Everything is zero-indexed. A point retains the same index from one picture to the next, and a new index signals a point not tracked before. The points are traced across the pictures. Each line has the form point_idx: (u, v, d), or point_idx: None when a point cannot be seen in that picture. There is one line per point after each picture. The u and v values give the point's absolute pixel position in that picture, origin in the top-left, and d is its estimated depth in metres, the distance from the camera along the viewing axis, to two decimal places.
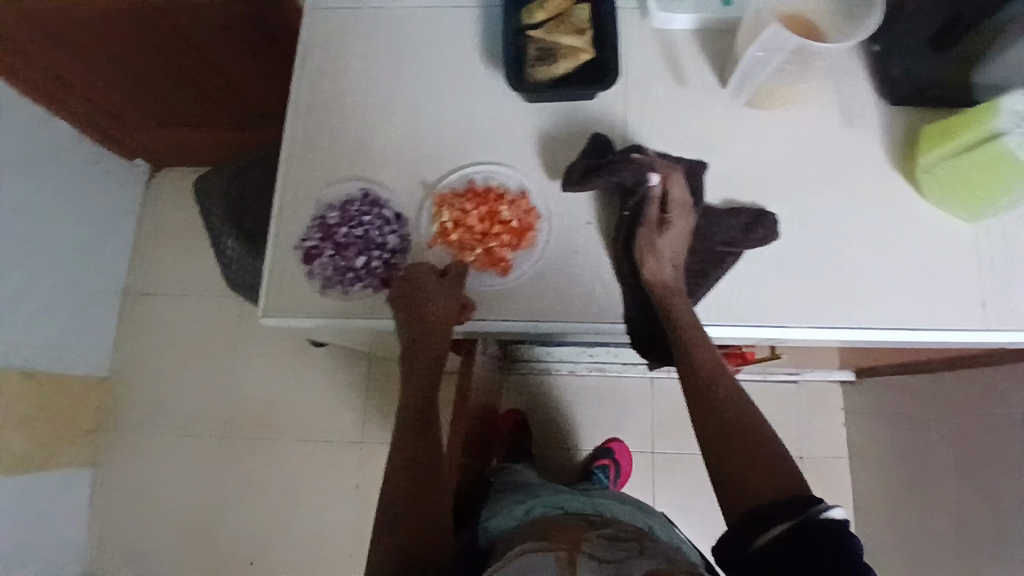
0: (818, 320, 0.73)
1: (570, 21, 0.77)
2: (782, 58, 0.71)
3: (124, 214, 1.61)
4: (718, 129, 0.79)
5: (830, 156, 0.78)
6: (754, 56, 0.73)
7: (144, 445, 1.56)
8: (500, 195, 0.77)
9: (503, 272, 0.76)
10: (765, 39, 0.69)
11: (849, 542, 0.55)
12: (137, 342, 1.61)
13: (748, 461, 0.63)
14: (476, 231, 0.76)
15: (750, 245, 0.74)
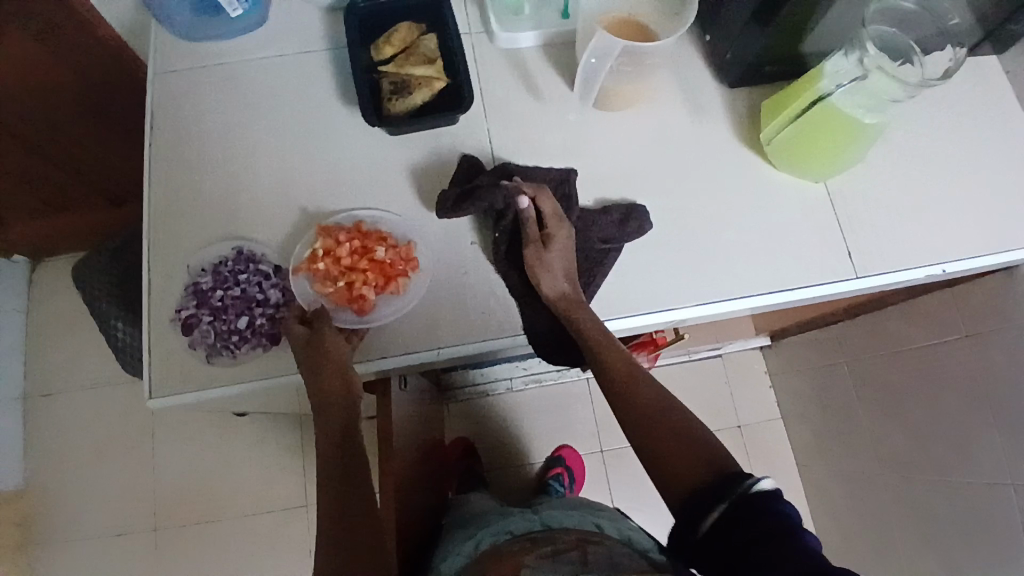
0: (705, 297, 0.77)
1: (419, 53, 0.80)
2: (615, 61, 0.76)
3: (4, 319, 1.50)
4: (578, 133, 0.82)
5: (686, 142, 0.83)
6: (590, 63, 0.77)
7: (68, 558, 1.44)
8: (380, 235, 0.76)
9: (358, 308, 0.74)
10: (594, 45, 0.74)
11: (778, 505, 0.58)
12: (42, 452, 1.49)
13: (679, 453, 0.65)
14: (343, 266, 0.74)
15: (628, 238, 0.77)
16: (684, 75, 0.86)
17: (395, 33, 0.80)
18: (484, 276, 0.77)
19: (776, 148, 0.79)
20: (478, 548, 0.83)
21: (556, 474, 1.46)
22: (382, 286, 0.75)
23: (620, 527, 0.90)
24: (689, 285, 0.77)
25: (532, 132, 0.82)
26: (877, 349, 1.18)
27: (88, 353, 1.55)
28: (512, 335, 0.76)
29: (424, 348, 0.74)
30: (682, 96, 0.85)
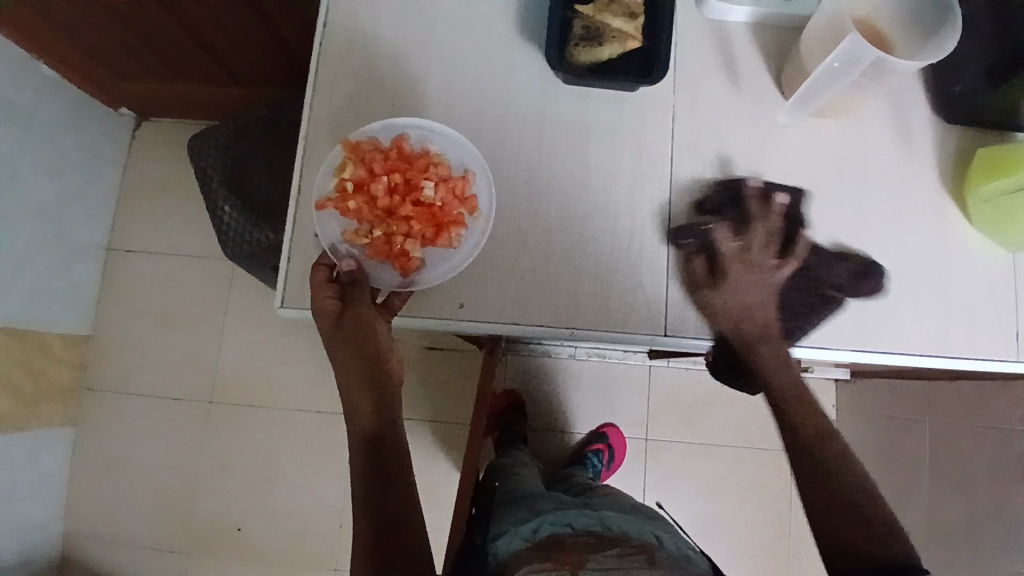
0: (862, 344, 0.74)
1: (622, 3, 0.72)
2: (861, 70, 0.68)
3: (106, 170, 1.53)
4: (772, 135, 0.77)
5: (881, 174, 0.77)
6: (831, 67, 0.69)
7: (124, 407, 1.51)
8: (422, 169, 0.73)
9: (406, 263, 0.72)
10: (841, 47, 0.66)
11: None
12: (114, 305, 1.54)
13: (873, 533, 0.66)
14: (382, 204, 0.72)
15: (857, 295, 0.74)
16: (900, 101, 0.79)
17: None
18: (635, 269, 0.74)
19: (986, 209, 0.73)
20: (535, 535, 0.83)
21: (595, 451, 1.45)
22: (432, 233, 0.73)
23: (678, 543, 0.87)
24: (847, 326, 0.74)
25: (709, 118, 0.78)
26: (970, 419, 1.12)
27: (175, 219, 1.58)
28: (652, 334, 0.73)
29: (560, 326, 0.73)
30: (890, 122, 0.78)
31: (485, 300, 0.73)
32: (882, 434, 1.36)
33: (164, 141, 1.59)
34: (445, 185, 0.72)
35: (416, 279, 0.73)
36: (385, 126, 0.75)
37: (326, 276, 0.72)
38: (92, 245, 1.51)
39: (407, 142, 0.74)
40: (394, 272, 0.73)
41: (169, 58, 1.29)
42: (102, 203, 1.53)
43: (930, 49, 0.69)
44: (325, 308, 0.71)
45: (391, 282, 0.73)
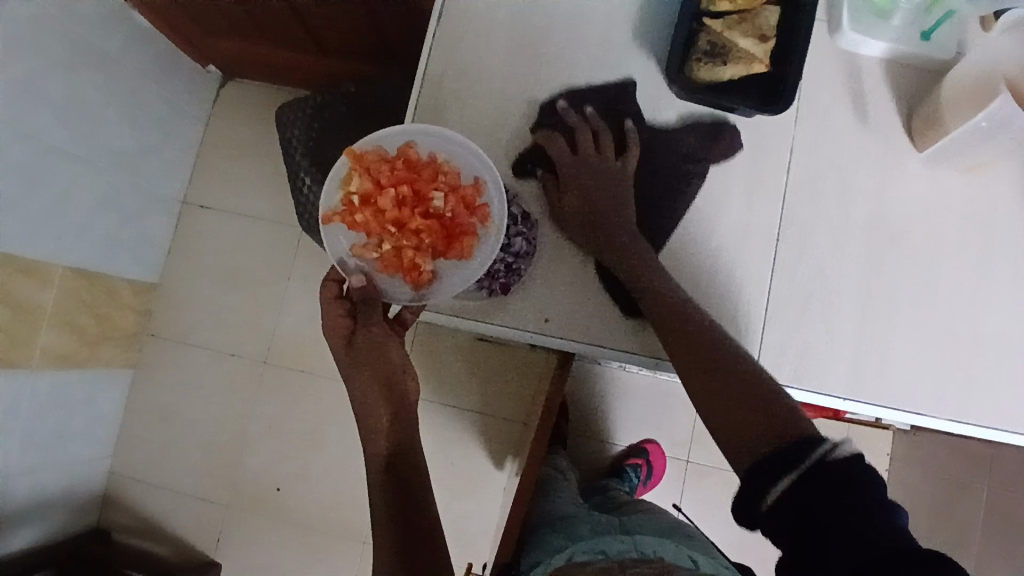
0: (962, 415, 0.75)
1: (755, 22, 0.72)
2: (1005, 134, 0.69)
3: (188, 126, 1.57)
4: (893, 187, 0.78)
5: (1005, 242, 0.77)
6: (976, 126, 0.69)
7: (181, 358, 1.57)
8: (432, 180, 0.72)
9: (417, 275, 0.73)
10: (987, 109, 0.66)
11: (864, 469, 0.59)
12: (181, 259, 1.60)
13: (765, 424, 0.64)
14: (387, 217, 0.72)
15: (714, 159, 0.79)
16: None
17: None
18: (732, 309, 0.77)
19: None
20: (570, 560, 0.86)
21: (634, 466, 1.43)
22: (443, 245, 0.73)
23: (715, 567, 0.88)
24: (942, 390, 0.75)
25: (827, 155, 0.79)
26: None
27: (248, 182, 1.61)
28: None
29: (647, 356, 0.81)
30: (1019, 184, 0.77)
31: (581, 319, 0.81)
32: (940, 494, 1.29)
33: (246, 105, 1.62)
34: (454, 198, 0.73)
35: (429, 292, 0.74)
36: (392, 134, 0.76)
37: (335, 292, 0.82)
38: (168, 198, 1.56)
39: (413, 151, 0.74)
40: (405, 286, 0.74)
41: (262, 25, 1.31)
42: (182, 159, 1.58)
43: None
44: (339, 326, 0.82)
45: (404, 296, 0.75)
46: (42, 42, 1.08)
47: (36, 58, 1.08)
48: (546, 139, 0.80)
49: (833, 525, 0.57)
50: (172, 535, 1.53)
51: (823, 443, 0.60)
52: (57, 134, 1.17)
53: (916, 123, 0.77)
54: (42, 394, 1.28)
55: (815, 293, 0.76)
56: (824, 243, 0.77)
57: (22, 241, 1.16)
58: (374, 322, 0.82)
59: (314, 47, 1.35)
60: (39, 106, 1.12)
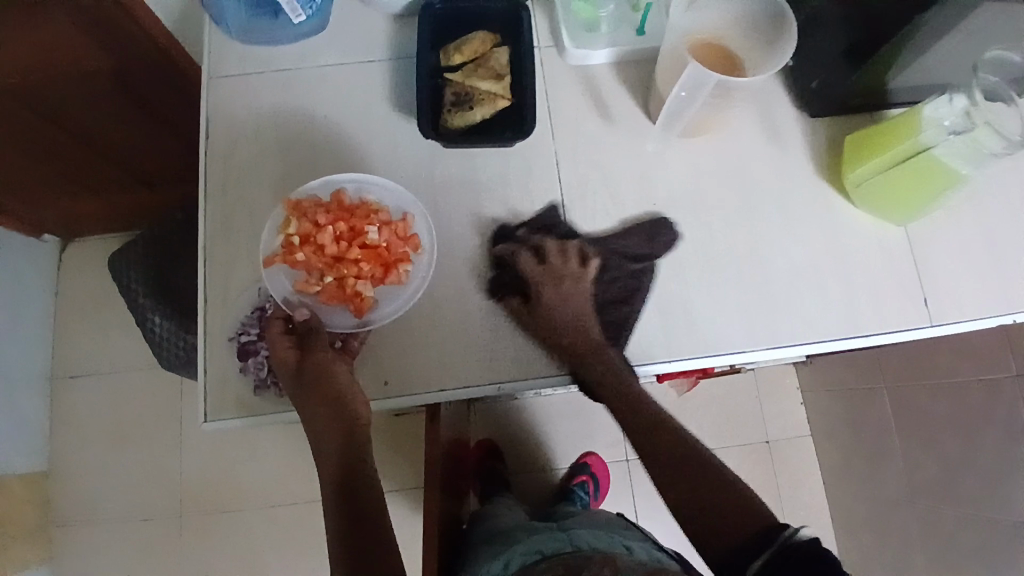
0: (776, 343, 0.75)
1: (488, 65, 0.77)
2: (706, 95, 0.71)
3: (37, 298, 1.50)
4: (651, 162, 0.80)
5: (764, 174, 0.80)
6: (679, 97, 0.73)
7: (95, 537, 1.45)
8: (367, 214, 0.73)
9: (358, 304, 0.72)
10: (684, 77, 0.69)
11: (825, 555, 0.59)
12: (67, 434, 1.49)
13: (728, 505, 0.65)
14: (328, 253, 0.71)
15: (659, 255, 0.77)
16: (768, 106, 0.82)
17: (469, 42, 0.78)
18: None
19: (861, 191, 0.76)
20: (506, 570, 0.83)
21: (580, 481, 1.44)
22: (381, 272, 0.73)
23: (650, 548, 0.88)
24: (760, 323, 0.75)
25: (586, 153, 0.80)
26: (923, 375, 1.15)
27: (115, 334, 1.54)
28: (577, 372, 0.73)
29: (486, 383, 0.73)
30: (764, 123, 0.81)
31: (406, 373, 0.73)
32: (848, 407, 1.38)
33: (91, 259, 1.57)
34: (388, 228, 0.73)
35: (372, 317, 0.73)
36: (323, 182, 0.76)
37: (282, 327, 0.71)
38: (35, 377, 1.47)
39: (345, 195, 0.74)
40: (348, 314, 0.73)
41: (79, 179, 1.29)
42: (40, 332, 1.50)
43: (773, 58, 0.72)
44: (284, 360, 0.69)
45: (347, 325, 0.72)
46: None
47: None
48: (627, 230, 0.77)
49: None
50: None
51: (788, 531, 0.61)
52: None
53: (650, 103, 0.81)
54: None
55: (618, 272, 0.76)
56: (608, 223, 0.78)
57: None
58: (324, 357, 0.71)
59: (137, 184, 1.34)
60: None
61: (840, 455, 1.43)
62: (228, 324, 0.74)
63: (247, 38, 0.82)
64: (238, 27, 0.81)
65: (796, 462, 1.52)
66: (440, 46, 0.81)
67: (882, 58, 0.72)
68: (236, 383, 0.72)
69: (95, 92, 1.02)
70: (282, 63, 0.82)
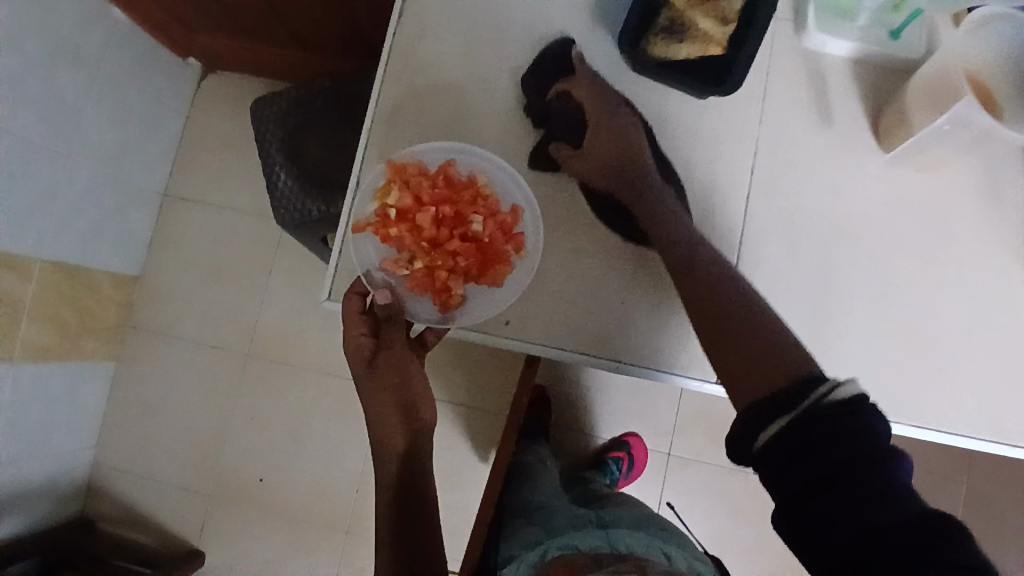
0: (918, 420, 0.70)
1: (719, 4, 0.68)
2: (968, 135, 0.66)
3: (170, 117, 1.55)
4: (853, 185, 0.73)
5: (966, 239, 0.72)
6: (938, 128, 0.66)
7: (163, 350, 1.56)
8: (473, 200, 0.73)
9: (448, 296, 0.73)
10: (954, 108, 0.63)
11: (870, 423, 0.54)
12: (162, 250, 1.58)
13: (773, 374, 0.60)
14: (425, 235, 0.72)
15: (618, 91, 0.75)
16: (999, 166, 0.73)
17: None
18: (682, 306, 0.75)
19: None
20: (542, 559, 0.92)
21: (615, 457, 1.43)
22: (476, 268, 0.73)
23: (689, 559, 0.94)
24: (907, 391, 0.70)
25: (787, 155, 0.73)
26: None
27: (229, 172, 1.59)
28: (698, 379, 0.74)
29: (605, 356, 0.74)
30: (987, 184, 0.73)
31: (530, 319, 0.74)
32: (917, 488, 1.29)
33: (226, 94, 1.60)
34: (493, 222, 0.72)
35: (456, 315, 0.73)
36: (431, 149, 0.74)
37: (359, 306, 0.73)
38: (150, 190, 1.55)
39: (454, 170, 0.73)
40: (432, 306, 0.74)
41: (239, 15, 1.29)
42: (164, 150, 1.56)
43: None
44: (359, 345, 0.75)
45: (429, 316, 0.73)
46: (19, 34, 1.05)
47: (16, 49, 1.06)
48: (569, 84, 0.74)
49: (818, 478, 0.53)
50: (158, 525, 1.54)
51: (825, 388, 0.56)
52: (38, 131, 1.16)
53: (881, 122, 0.73)
54: (22, 389, 1.28)
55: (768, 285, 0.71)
56: (780, 232, 0.72)
57: (4, 241, 1.16)
58: (396, 342, 0.77)
59: (291, 36, 1.33)
60: (21, 101, 1.10)
61: None
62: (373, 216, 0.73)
63: None
64: None
65: None
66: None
67: None
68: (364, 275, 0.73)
69: None
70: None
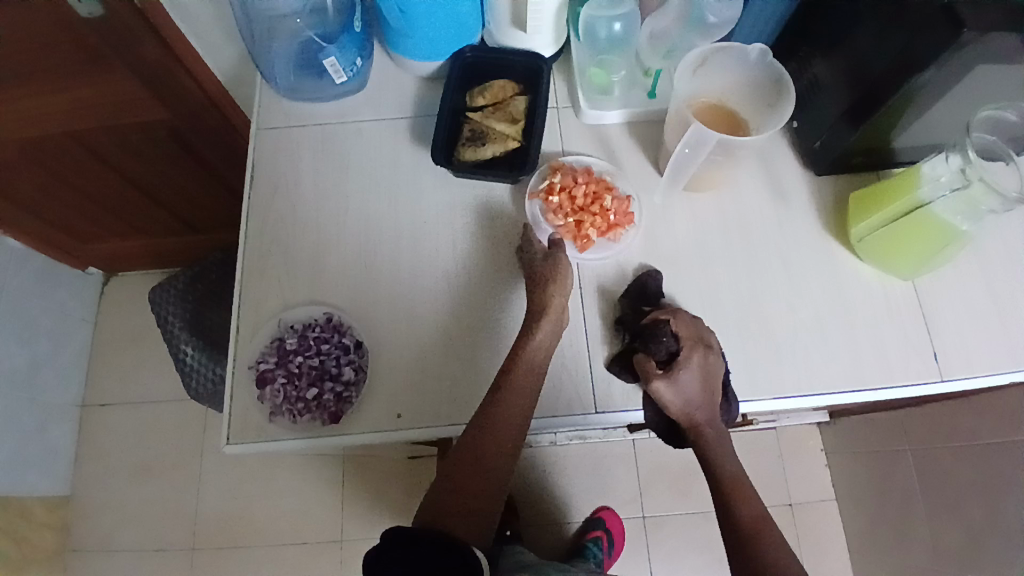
0: (781, 392, 0.76)
1: (506, 110, 0.84)
2: (707, 151, 0.75)
3: (78, 328, 1.57)
4: (659, 215, 0.83)
5: (769, 229, 0.83)
6: (683, 152, 0.76)
7: (107, 569, 1.45)
8: (609, 185, 0.81)
9: (581, 246, 0.80)
10: (688, 135, 0.73)
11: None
12: (89, 463, 1.52)
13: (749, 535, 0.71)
14: (578, 204, 0.80)
15: (308, 333, 0.77)
16: (775, 165, 0.86)
17: (491, 87, 0.84)
18: (558, 353, 0.77)
19: (867, 245, 0.78)
20: None
21: (594, 538, 1.40)
22: (607, 228, 0.80)
23: None
24: (768, 376, 0.76)
25: None
26: (942, 439, 1.11)
27: (145, 365, 1.60)
28: (583, 414, 0.75)
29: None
30: (769, 181, 0.85)
31: (419, 407, 0.74)
32: (869, 470, 1.33)
33: (128, 293, 1.64)
34: (621, 201, 0.81)
35: (587, 256, 0.81)
36: (577, 160, 0.85)
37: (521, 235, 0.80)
38: (67, 404, 1.52)
39: (593, 169, 0.83)
40: (573, 248, 0.81)
41: (123, 213, 1.37)
42: (75, 361, 1.55)
43: (775, 119, 0.77)
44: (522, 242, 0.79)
45: (571, 255, 0.80)
46: None
47: None
48: (671, 315, 0.74)
49: None
50: None
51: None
52: None
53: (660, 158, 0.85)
54: None
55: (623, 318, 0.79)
56: (619, 274, 0.80)
57: None
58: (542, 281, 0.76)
59: (177, 221, 1.42)
60: None
61: (863, 522, 1.35)
62: (252, 352, 0.77)
63: (293, 92, 0.88)
64: (286, 84, 0.87)
65: (827, 530, 1.42)
66: (469, 86, 0.87)
67: (881, 116, 0.74)
68: (257, 415, 0.74)
69: (148, 134, 1.12)
70: (322, 118, 0.87)
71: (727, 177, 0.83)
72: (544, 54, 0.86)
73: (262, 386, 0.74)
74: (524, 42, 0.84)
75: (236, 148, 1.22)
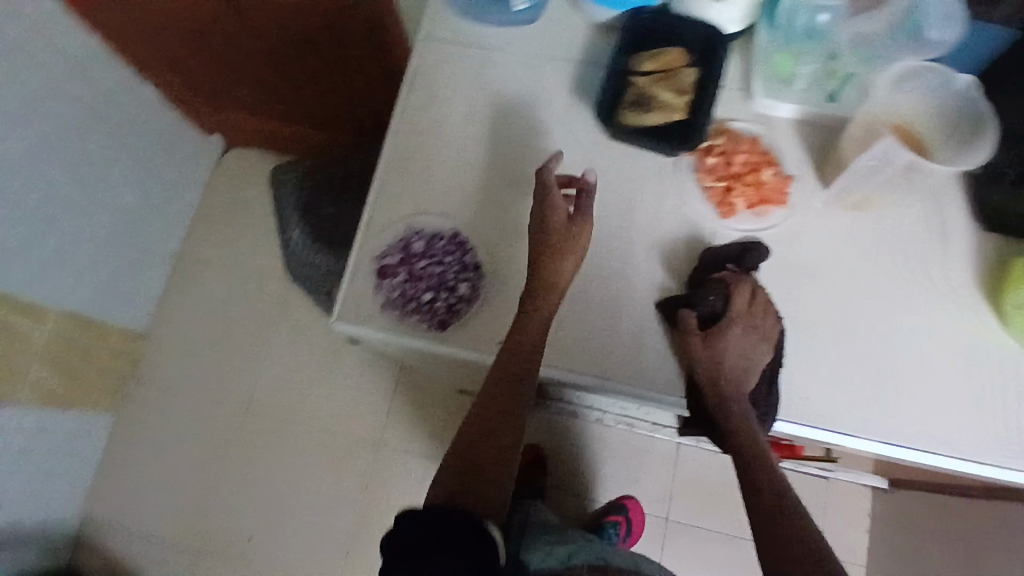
0: (877, 435, 0.74)
1: (675, 78, 0.80)
2: (892, 171, 0.73)
3: (191, 186, 1.66)
4: (804, 224, 0.80)
5: (913, 269, 0.78)
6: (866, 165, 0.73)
7: (163, 407, 1.58)
8: (770, 160, 0.82)
9: (724, 213, 0.81)
10: (874, 148, 0.70)
11: None
12: (171, 309, 1.64)
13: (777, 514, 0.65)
14: (733, 171, 0.81)
15: (437, 241, 0.79)
16: (940, 207, 0.80)
17: (664, 53, 0.80)
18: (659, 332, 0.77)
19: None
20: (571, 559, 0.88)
21: (613, 521, 1.40)
22: (755, 202, 0.81)
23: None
24: (873, 414, 0.74)
25: None
26: None
27: (241, 237, 1.68)
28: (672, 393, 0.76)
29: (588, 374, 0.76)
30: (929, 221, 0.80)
31: None
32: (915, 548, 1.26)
33: (243, 167, 1.72)
34: (778, 179, 0.81)
35: (726, 224, 0.81)
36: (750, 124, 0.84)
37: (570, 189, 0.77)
38: (164, 252, 1.63)
39: (761, 139, 0.83)
40: (712, 213, 0.81)
41: (260, 90, 1.42)
42: (181, 215, 1.65)
43: (966, 156, 0.71)
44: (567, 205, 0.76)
45: (709, 219, 0.81)
46: None
47: None
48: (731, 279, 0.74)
49: None
50: None
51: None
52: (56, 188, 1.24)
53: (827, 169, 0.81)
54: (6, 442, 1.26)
55: None
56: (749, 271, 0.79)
57: (19, 283, 1.21)
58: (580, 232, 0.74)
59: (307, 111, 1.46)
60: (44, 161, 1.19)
61: None
62: (376, 245, 0.79)
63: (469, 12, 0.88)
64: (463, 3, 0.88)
65: None
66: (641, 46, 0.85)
67: None
68: (367, 304, 0.77)
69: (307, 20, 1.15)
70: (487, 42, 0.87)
71: (886, 205, 0.80)
72: (726, 29, 0.83)
73: (383, 278, 0.77)
74: (715, 13, 0.81)
75: (382, 54, 1.23)
